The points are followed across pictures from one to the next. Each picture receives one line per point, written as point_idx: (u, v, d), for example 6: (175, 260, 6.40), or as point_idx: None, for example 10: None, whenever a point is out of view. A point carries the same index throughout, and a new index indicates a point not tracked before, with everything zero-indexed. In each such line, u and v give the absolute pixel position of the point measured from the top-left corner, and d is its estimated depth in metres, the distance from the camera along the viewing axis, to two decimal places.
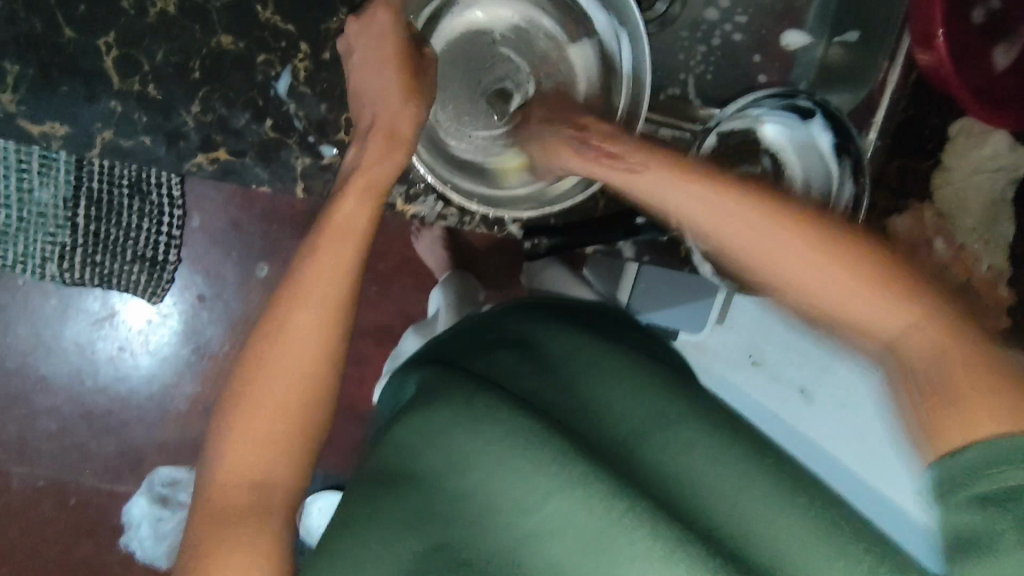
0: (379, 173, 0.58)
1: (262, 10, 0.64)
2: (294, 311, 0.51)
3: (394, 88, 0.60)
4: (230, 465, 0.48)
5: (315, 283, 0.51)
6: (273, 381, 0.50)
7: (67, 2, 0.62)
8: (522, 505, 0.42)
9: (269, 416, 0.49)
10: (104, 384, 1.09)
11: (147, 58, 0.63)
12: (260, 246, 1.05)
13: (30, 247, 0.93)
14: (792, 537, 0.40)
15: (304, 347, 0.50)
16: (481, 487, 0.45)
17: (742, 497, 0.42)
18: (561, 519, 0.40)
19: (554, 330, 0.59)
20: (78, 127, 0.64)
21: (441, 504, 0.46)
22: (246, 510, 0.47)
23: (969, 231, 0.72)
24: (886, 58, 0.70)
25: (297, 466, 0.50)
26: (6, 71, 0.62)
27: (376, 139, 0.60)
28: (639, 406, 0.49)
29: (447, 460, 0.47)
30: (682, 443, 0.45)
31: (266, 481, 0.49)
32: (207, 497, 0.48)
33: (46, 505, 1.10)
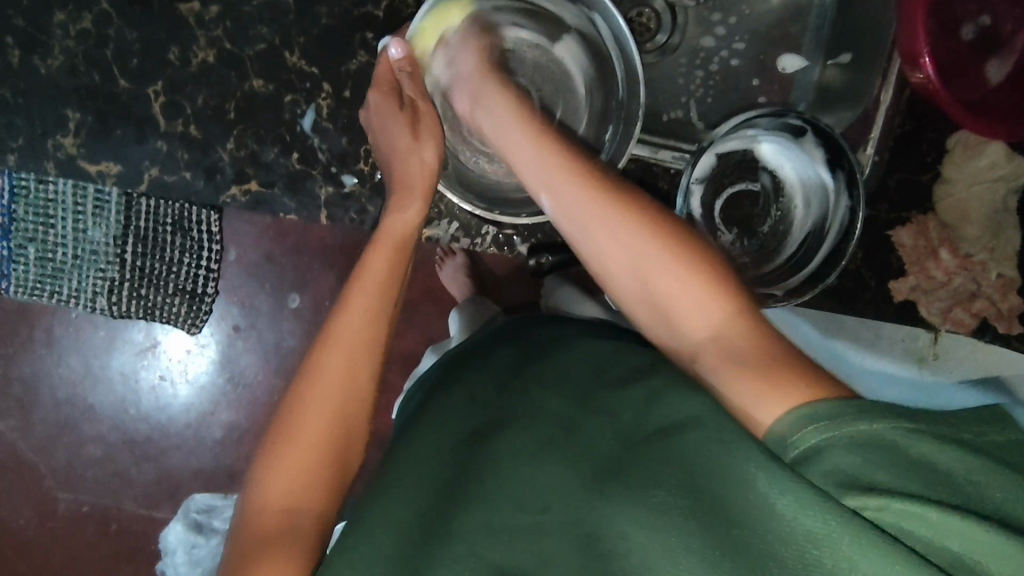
0: (402, 226, 0.60)
1: (290, 56, 0.71)
2: (329, 345, 0.52)
3: (402, 135, 0.64)
4: (266, 491, 0.48)
5: (351, 318, 0.53)
6: (308, 412, 0.50)
7: (123, 56, 0.70)
8: (522, 504, 0.44)
9: (306, 438, 0.50)
10: (146, 412, 1.16)
11: (190, 102, 0.71)
12: (292, 277, 1.11)
13: (83, 281, 1.01)
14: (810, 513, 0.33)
15: (337, 378, 0.51)
16: (483, 481, 0.46)
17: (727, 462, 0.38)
18: (560, 520, 0.43)
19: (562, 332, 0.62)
20: (128, 166, 0.71)
21: (450, 491, 0.47)
22: (273, 539, 0.46)
23: (974, 240, 0.73)
24: (879, 77, 0.71)
25: (329, 492, 0.49)
26: (69, 118, 0.70)
27: (397, 193, 0.63)
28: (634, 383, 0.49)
29: (452, 474, 0.48)
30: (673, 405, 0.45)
31: (297, 508, 0.48)
32: (247, 521, 0.48)
33: (90, 530, 1.16)
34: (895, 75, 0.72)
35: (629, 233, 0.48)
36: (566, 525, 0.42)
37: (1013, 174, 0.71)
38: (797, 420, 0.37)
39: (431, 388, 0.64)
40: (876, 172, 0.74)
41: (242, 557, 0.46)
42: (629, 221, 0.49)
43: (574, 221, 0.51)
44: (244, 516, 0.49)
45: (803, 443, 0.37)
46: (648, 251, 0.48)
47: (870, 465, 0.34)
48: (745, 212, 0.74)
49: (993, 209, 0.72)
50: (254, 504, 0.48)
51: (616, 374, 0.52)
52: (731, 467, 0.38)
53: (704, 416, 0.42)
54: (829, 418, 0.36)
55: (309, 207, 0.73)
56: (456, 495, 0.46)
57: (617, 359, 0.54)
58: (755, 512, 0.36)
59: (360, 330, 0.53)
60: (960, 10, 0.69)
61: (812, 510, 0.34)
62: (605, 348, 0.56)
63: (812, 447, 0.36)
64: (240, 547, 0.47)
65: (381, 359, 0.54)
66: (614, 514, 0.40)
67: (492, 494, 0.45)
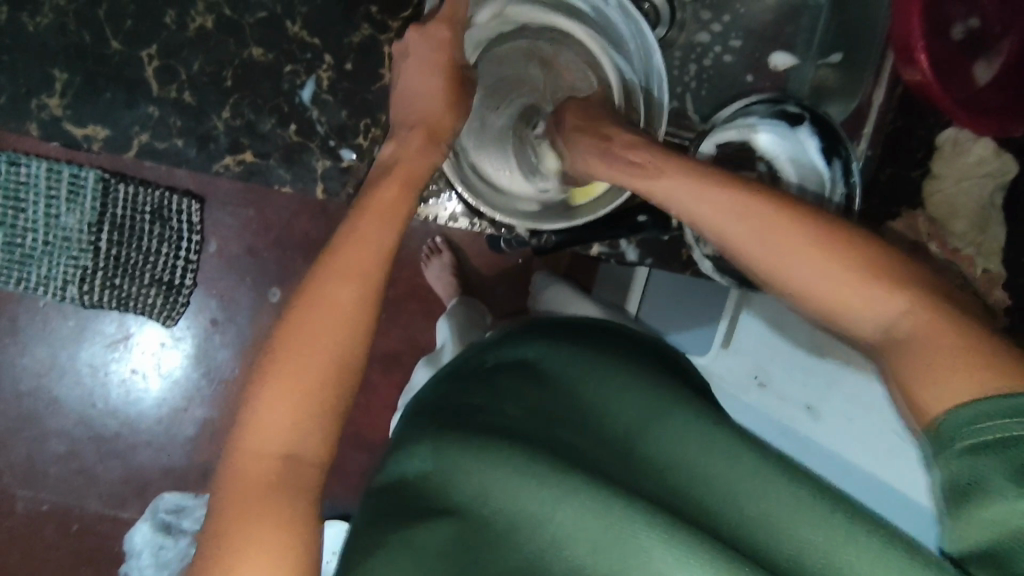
0: (416, 167, 0.56)
1: (292, 25, 0.70)
2: (334, 277, 0.46)
3: (438, 93, 0.59)
4: (258, 437, 0.43)
5: (358, 248, 0.48)
6: (309, 351, 0.44)
7: (116, 17, 0.69)
8: (540, 517, 0.40)
9: (303, 383, 0.44)
10: (115, 407, 1.10)
11: (184, 67, 0.71)
12: (274, 271, 1.06)
13: (53, 269, 0.98)
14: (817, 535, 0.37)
15: (341, 315, 0.45)
16: (494, 493, 0.42)
17: (744, 489, 0.41)
18: (581, 527, 0.38)
19: (553, 345, 0.57)
20: (118, 131, 0.71)
21: (473, 514, 0.42)
22: (275, 491, 0.42)
23: (961, 235, 0.73)
24: (872, 75, 0.75)
25: (328, 433, 0.44)
26: (55, 78, 0.70)
27: (417, 134, 0.58)
28: (642, 411, 0.48)
29: (462, 485, 0.43)
30: (687, 436, 0.45)
31: (296, 455, 0.43)
32: (235, 478, 0.43)
33: (49, 531, 1.10)
34: (887, 73, 0.75)
35: (776, 224, 0.45)
36: (596, 538, 0.38)
37: (1002, 169, 0.72)
38: (972, 415, 0.36)
39: (405, 409, 0.57)
40: (866, 166, 0.78)
41: (235, 504, 0.41)
42: (775, 218, 0.46)
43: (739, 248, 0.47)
44: (228, 458, 0.44)
45: (946, 436, 0.37)
46: (835, 279, 0.43)
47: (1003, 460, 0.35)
48: None
49: (981, 215, 0.72)
50: (248, 439, 0.43)
51: (622, 402, 0.49)
52: (735, 489, 0.41)
53: (712, 451, 0.43)
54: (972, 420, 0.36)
55: (305, 178, 0.73)
56: (467, 509, 0.42)
57: (616, 379, 0.51)
58: (770, 520, 0.39)
59: (367, 263, 0.47)
60: (952, 10, 0.70)
61: (805, 522, 0.38)
62: (602, 364, 0.53)
63: (950, 448, 0.37)
64: (229, 493, 0.42)
65: (382, 294, 0.48)
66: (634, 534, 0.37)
67: (511, 514, 0.41)
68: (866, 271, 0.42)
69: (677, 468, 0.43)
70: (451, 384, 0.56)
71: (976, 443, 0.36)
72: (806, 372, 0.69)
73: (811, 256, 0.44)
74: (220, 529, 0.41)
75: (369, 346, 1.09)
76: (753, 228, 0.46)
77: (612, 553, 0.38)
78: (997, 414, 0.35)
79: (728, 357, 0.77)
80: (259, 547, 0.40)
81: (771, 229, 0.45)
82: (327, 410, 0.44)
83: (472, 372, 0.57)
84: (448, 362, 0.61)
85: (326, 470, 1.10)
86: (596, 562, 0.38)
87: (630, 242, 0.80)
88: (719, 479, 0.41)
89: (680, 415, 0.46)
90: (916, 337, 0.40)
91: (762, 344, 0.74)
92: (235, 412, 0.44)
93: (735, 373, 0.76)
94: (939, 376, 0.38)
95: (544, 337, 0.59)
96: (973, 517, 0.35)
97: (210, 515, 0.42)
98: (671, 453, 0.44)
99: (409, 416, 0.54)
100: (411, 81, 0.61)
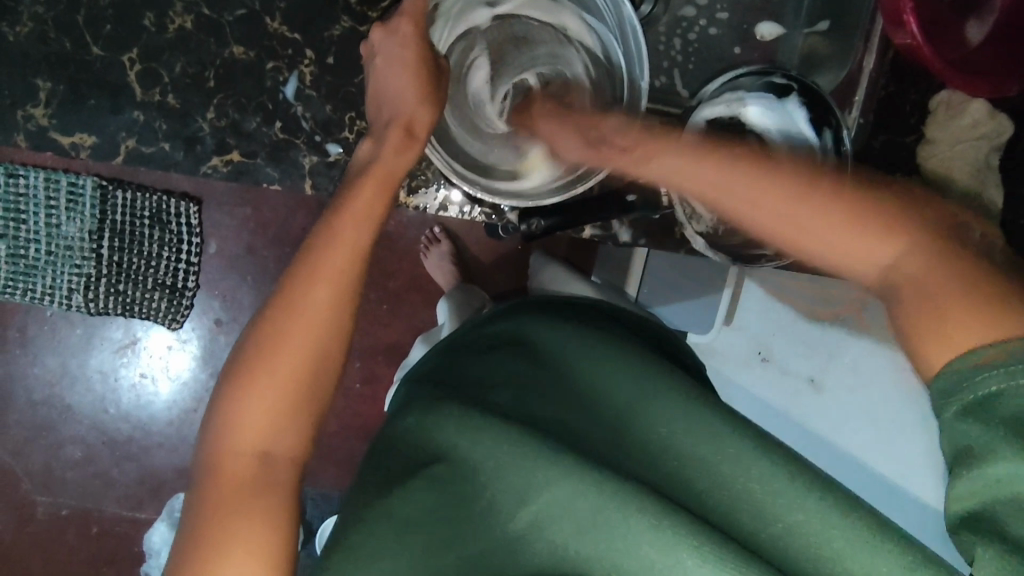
0: (395, 165, 0.56)
1: (271, 21, 0.70)
2: (307, 281, 0.46)
3: (409, 89, 0.60)
4: (232, 436, 0.44)
5: (333, 252, 0.47)
6: (280, 351, 0.45)
7: (94, 22, 0.69)
8: (521, 498, 0.41)
9: (274, 383, 0.44)
10: (126, 410, 1.12)
11: (166, 70, 0.71)
12: (275, 268, 1.06)
13: (57, 277, 0.99)
14: (807, 521, 0.37)
15: (313, 315, 0.45)
16: (482, 476, 0.43)
17: (729, 470, 0.40)
18: (556, 509, 0.40)
19: (546, 322, 0.57)
20: (104, 137, 0.71)
21: (462, 490, 0.44)
22: (253, 487, 0.42)
23: (958, 199, 0.71)
24: (861, 41, 0.74)
25: (303, 434, 0.45)
26: (39, 88, 0.70)
27: (394, 132, 0.58)
28: (630, 386, 0.47)
29: (450, 468, 0.45)
30: (676, 413, 0.44)
31: (272, 453, 0.44)
32: (212, 475, 0.43)
33: (70, 534, 1.12)
34: (877, 39, 0.73)
35: (746, 179, 0.49)
36: (568, 514, 0.39)
37: (994, 131, 0.71)
38: (972, 367, 0.37)
39: (417, 380, 0.59)
40: (859, 133, 0.76)
41: (213, 501, 0.42)
42: (720, 172, 0.51)
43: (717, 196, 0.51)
44: (206, 458, 0.44)
45: (944, 390, 0.38)
46: (857, 241, 0.43)
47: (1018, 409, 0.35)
48: None
49: (973, 181, 0.71)
50: (223, 439, 0.44)
51: (612, 377, 0.48)
52: (724, 471, 0.40)
53: (711, 435, 0.42)
54: (960, 379, 0.37)
55: (293, 176, 0.73)
56: (451, 496, 0.44)
57: (607, 356, 0.51)
58: (754, 496, 0.39)
59: (341, 266, 0.47)
60: None
61: (783, 497, 0.38)
62: (600, 342, 0.52)
63: (946, 394, 0.38)
64: (209, 489, 0.43)
65: (355, 293, 0.47)
66: (607, 515, 0.38)
67: (493, 494, 0.43)
68: (844, 216, 0.43)
69: (671, 449, 0.43)
70: (448, 364, 0.57)
71: (956, 382, 0.37)
72: (810, 348, 0.71)
73: (790, 201, 0.46)
74: (202, 521, 0.42)
75: (372, 338, 1.10)
76: (735, 181, 0.49)
77: (587, 531, 0.39)
78: (966, 376, 0.37)
79: (732, 333, 0.80)
80: (236, 536, 0.41)
81: (732, 179, 0.50)
82: (300, 408, 0.45)
83: (476, 352, 0.57)
84: (453, 341, 0.62)
85: (336, 463, 1.11)
86: (574, 542, 0.39)
87: (622, 222, 0.77)
88: (702, 457, 0.41)
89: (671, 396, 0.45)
90: (922, 291, 0.40)
91: (766, 319, 0.77)
92: (213, 413, 0.45)
93: (737, 349, 0.79)
94: (937, 317, 0.39)
95: (537, 313, 0.59)
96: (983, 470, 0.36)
97: (190, 513, 0.43)
98: (665, 431, 0.44)
99: (413, 393, 0.56)
100: (385, 79, 0.61)
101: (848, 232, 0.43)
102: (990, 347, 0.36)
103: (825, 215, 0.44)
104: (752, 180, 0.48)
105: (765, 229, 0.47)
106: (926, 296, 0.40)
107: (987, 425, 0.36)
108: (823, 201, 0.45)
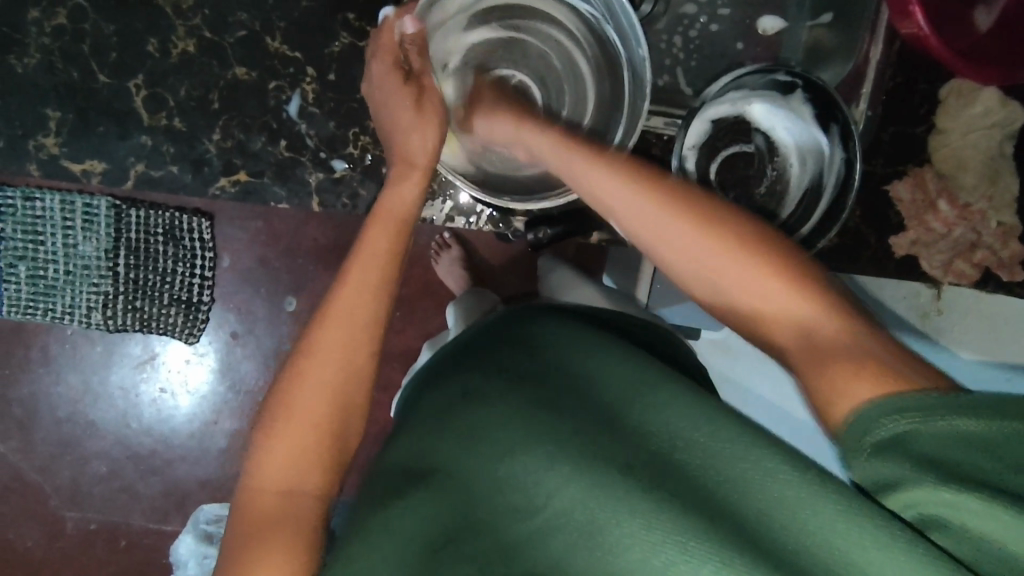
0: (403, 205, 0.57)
1: (272, 41, 0.71)
2: (325, 325, 0.49)
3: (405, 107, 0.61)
4: (262, 472, 0.46)
5: (348, 290, 0.50)
6: (306, 388, 0.47)
7: (100, 51, 0.71)
8: (523, 505, 0.41)
9: (303, 420, 0.47)
10: (148, 425, 1.13)
11: (171, 94, 0.72)
12: (287, 281, 1.07)
13: (76, 297, 1.01)
14: (824, 524, 0.34)
15: (339, 352, 0.48)
16: (481, 478, 0.43)
17: (735, 460, 0.38)
18: (561, 515, 0.39)
19: (549, 321, 0.57)
20: (114, 162, 0.72)
21: (463, 500, 0.43)
22: (274, 522, 0.43)
23: (971, 189, 0.72)
24: (868, 31, 0.71)
25: (331, 468, 0.47)
26: (50, 117, 0.71)
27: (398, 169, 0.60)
28: (628, 378, 0.46)
29: (454, 470, 0.45)
30: (671, 407, 0.42)
31: (297, 489, 0.45)
32: (243, 506, 0.45)
33: (99, 547, 1.14)
34: (883, 28, 0.71)
35: (642, 198, 0.48)
36: (569, 519, 0.38)
37: (1007, 120, 0.70)
38: (891, 409, 0.36)
39: (428, 383, 0.60)
40: (868, 127, 0.74)
41: (242, 539, 0.43)
42: (627, 184, 0.49)
43: (616, 208, 0.49)
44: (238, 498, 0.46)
45: (857, 437, 0.37)
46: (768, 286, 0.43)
47: (934, 449, 0.34)
48: (741, 173, 0.74)
49: (986, 169, 0.71)
50: (253, 477, 0.46)
51: (606, 369, 0.48)
52: (732, 464, 0.38)
53: (709, 425, 0.40)
54: (893, 414, 0.36)
55: (301, 192, 0.74)
56: (451, 500, 0.44)
57: (604, 351, 0.50)
58: (766, 496, 0.36)
59: (365, 305, 0.50)
60: None
61: (792, 494, 0.35)
62: (599, 338, 0.52)
63: (860, 438, 0.37)
64: (237, 524, 0.44)
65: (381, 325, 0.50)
66: (604, 513, 0.37)
67: (493, 484, 0.43)
68: (754, 260, 0.43)
69: (671, 438, 0.40)
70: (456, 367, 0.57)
71: (871, 424, 0.36)
72: None
73: (681, 225, 0.46)
74: (228, 563, 0.43)
75: (387, 345, 1.10)
76: (636, 202, 0.48)
77: (583, 533, 0.38)
78: (899, 410, 0.36)
79: None
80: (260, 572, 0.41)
81: (641, 205, 0.48)
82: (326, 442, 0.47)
83: (477, 352, 0.58)
84: (459, 341, 0.62)
85: (357, 470, 1.12)
86: (571, 548, 0.38)
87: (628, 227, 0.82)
88: (705, 450, 0.39)
89: (674, 389, 0.44)
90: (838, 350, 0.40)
91: None
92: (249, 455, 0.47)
93: None
94: (834, 372, 0.39)
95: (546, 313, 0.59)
96: (903, 498, 0.34)
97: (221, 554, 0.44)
98: (661, 421, 0.42)
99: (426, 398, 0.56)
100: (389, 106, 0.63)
101: (753, 269, 0.43)
102: (894, 397, 0.36)
103: (742, 257, 0.44)
104: (653, 201, 0.47)
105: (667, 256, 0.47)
106: (827, 355, 0.40)
107: (909, 461, 0.34)
108: (736, 235, 0.45)
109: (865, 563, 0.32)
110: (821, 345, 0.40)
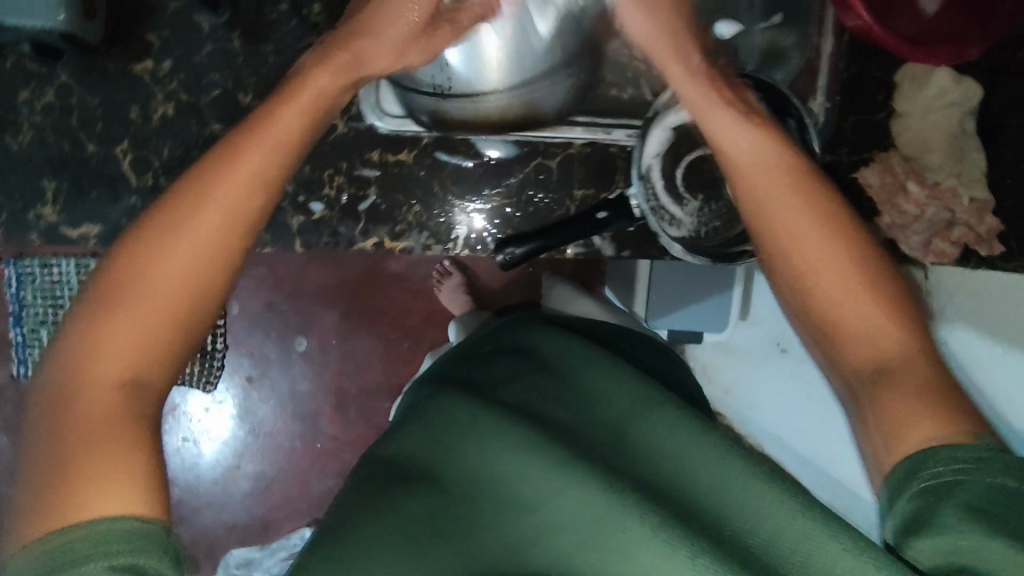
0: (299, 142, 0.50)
1: (244, 97, 0.76)
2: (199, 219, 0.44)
3: None
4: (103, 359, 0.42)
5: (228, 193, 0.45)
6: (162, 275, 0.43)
7: (88, 122, 0.75)
8: (529, 504, 0.47)
9: (151, 312, 0.43)
10: (173, 475, 1.14)
11: (155, 155, 0.76)
12: (296, 322, 1.10)
13: None
14: (794, 527, 0.40)
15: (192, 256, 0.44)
16: (486, 479, 0.50)
17: (721, 472, 0.45)
18: (560, 516, 0.45)
19: (551, 340, 0.64)
20: (107, 224, 0.76)
21: (468, 499, 0.50)
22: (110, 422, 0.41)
23: (938, 168, 0.72)
24: (816, 28, 0.74)
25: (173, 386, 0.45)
26: (45, 188, 0.76)
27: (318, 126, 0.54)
28: (626, 402, 0.53)
29: (462, 471, 0.52)
30: (668, 431, 0.49)
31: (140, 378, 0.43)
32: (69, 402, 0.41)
33: None
34: (831, 23, 0.74)
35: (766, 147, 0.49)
36: (567, 523, 0.44)
37: (965, 96, 0.71)
38: (945, 456, 0.39)
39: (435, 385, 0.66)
40: (830, 118, 0.75)
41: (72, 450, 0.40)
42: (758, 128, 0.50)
43: (731, 144, 0.51)
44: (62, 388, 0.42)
45: (908, 472, 0.40)
46: (866, 309, 0.43)
47: (971, 492, 0.38)
48: (706, 176, 0.75)
49: (952, 147, 0.72)
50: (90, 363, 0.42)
51: (609, 392, 0.55)
52: (723, 480, 0.44)
53: (701, 446, 0.47)
54: (938, 458, 0.39)
55: (284, 236, 0.77)
56: (456, 503, 0.50)
57: (607, 371, 0.57)
58: (745, 505, 0.42)
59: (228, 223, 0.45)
60: None
61: (764, 501, 0.42)
62: (599, 359, 0.59)
63: (908, 473, 0.40)
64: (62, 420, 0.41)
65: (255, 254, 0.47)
66: (607, 521, 0.42)
67: (496, 484, 0.49)
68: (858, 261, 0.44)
69: (668, 457, 0.48)
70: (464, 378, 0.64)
71: (919, 466, 0.39)
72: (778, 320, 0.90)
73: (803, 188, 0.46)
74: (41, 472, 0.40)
75: (398, 376, 1.13)
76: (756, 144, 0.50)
77: (581, 535, 0.43)
78: (952, 457, 0.39)
79: (750, 327, 0.94)
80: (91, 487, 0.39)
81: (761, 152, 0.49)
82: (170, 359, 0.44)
83: (484, 366, 0.66)
84: (462, 354, 0.71)
85: None
86: (569, 548, 0.44)
87: (604, 238, 0.78)
88: (696, 464, 0.46)
89: (668, 412, 0.50)
90: (913, 371, 0.42)
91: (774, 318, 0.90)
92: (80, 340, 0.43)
93: (757, 343, 0.94)
94: (917, 397, 0.41)
95: (548, 329, 0.67)
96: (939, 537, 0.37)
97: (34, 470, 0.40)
98: (658, 441, 0.49)
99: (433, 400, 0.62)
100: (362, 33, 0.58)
101: (852, 270, 0.44)
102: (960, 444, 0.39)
103: (841, 253, 0.45)
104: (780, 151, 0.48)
105: (766, 212, 0.47)
106: (898, 379, 0.42)
107: (955, 506, 0.38)
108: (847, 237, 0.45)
109: (826, 557, 0.38)
110: (888, 366, 0.42)
